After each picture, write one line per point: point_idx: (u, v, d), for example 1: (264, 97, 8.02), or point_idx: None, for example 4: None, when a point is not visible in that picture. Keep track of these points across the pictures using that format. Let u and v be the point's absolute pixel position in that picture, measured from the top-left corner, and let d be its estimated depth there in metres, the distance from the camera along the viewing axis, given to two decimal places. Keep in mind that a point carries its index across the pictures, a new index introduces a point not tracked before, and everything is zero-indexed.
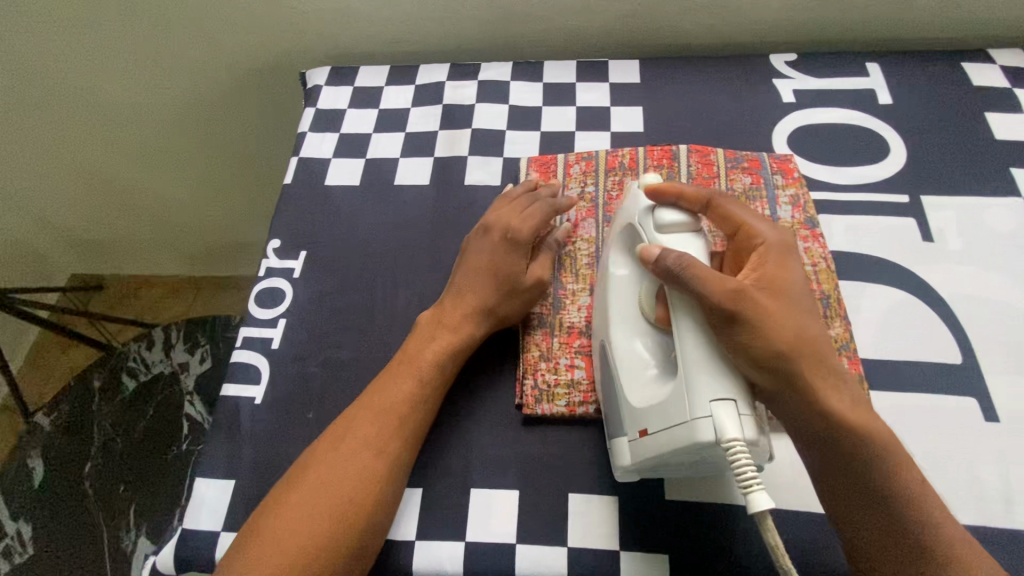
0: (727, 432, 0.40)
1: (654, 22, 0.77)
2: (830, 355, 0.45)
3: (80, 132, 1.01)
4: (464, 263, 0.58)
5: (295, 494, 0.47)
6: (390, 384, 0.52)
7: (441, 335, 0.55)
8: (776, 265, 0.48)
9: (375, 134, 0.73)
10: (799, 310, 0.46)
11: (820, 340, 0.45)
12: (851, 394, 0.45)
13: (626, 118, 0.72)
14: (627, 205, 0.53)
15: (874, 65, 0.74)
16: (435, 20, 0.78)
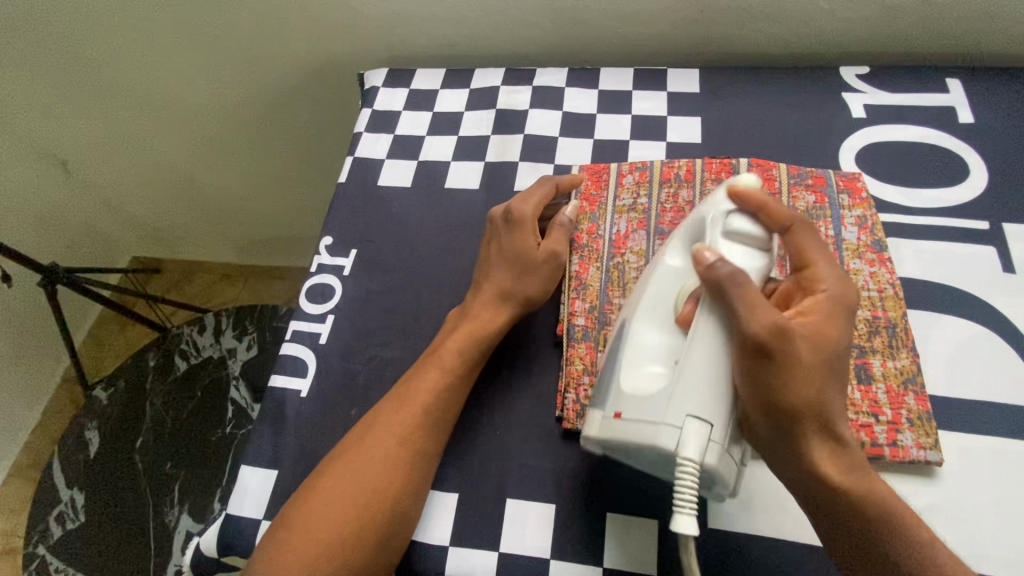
0: (687, 449, 0.40)
1: (719, 30, 0.75)
2: (847, 425, 0.42)
3: (148, 123, 1.06)
4: (495, 261, 0.58)
5: (325, 485, 0.48)
6: (418, 378, 0.53)
7: (466, 327, 0.55)
8: (828, 320, 0.43)
9: (429, 136, 0.74)
10: (842, 368, 0.42)
11: (842, 403, 0.42)
12: (856, 459, 0.42)
13: (683, 128, 0.70)
14: (701, 202, 0.50)
15: (954, 81, 0.69)
16: (491, 21, 0.78)
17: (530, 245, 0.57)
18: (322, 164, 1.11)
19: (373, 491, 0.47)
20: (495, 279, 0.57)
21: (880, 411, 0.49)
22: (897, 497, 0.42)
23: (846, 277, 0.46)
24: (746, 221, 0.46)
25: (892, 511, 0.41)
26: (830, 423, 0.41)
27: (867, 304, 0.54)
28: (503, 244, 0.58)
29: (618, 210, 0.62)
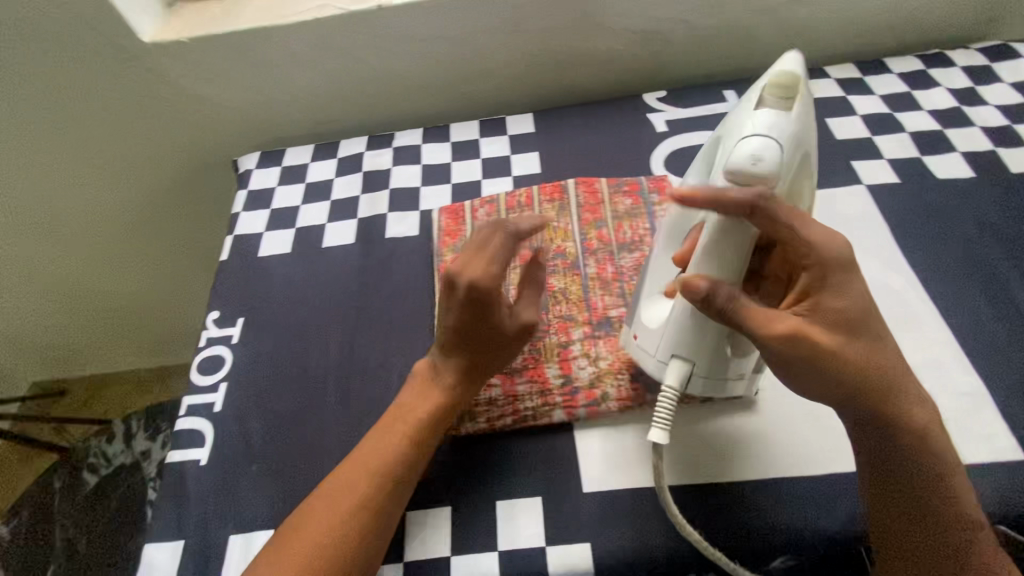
0: (669, 381, 0.49)
1: (542, 78, 0.88)
2: (894, 392, 0.45)
3: (25, 243, 1.05)
4: (453, 334, 0.54)
5: (289, 547, 0.47)
6: (382, 444, 0.52)
7: (431, 399, 0.54)
8: (840, 300, 0.44)
9: (302, 204, 0.80)
10: (859, 333, 0.45)
11: (886, 374, 0.45)
12: (912, 424, 0.45)
13: (524, 163, 0.81)
14: (728, 135, 0.47)
15: (731, 92, 0.85)
16: (347, 97, 0.89)
17: (502, 318, 0.54)
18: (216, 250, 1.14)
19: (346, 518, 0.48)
20: (459, 357, 0.55)
21: None
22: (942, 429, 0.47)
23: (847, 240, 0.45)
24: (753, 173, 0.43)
25: (945, 457, 0.45)
26: (871, 388, 0.45)
27: None
28: (452, 320, 0.53)
29: None
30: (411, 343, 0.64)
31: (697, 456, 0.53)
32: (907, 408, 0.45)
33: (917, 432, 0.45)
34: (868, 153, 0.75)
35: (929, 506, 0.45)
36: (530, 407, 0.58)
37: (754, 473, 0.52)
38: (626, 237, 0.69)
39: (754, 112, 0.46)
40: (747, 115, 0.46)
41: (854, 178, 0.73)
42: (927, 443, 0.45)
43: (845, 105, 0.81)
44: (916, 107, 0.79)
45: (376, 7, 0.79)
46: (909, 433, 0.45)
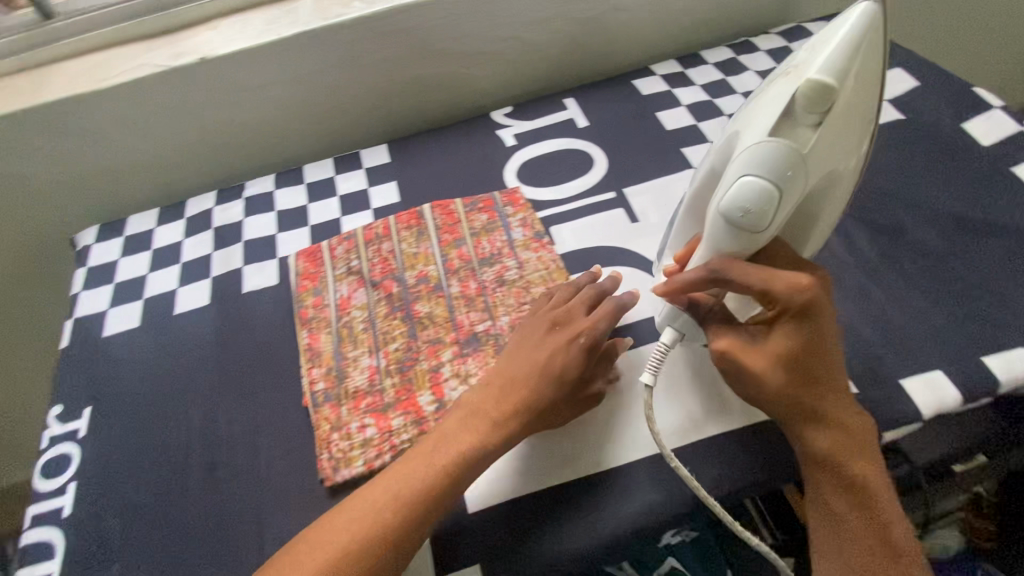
0: (665, 336, 0.55)
1: (390, 109, 0.89)
2: (837, 412, 0.49)
3: None
4: (526, 369, 0.56)
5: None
6: (399, 467, 0.51)
7: (478, 428, 0.53)
8: (797, 331, 0.48)
9: (150, 273, 0.75)
10: (806, 364, 0.48)
11: (831, 396, 0.49)
12: (851, 440, 0.49)
13: (382, 194, 0.81)
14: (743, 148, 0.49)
15: (570, 99, 0.90)
16: (190, 154, 0.85)
17: (570, 355, 0.56)
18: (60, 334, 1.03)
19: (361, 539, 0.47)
20: (510, 392, 0.54)
21: None
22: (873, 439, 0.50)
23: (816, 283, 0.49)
24: (750, 199, 0.47)
25: (872, 470, 0.48)
26: (812, 411, 0.49)
27: (541, 282, 0.68)
28: (525, 350, 0.57)
29: (338, 278, 0.70)
30: (278, 397, 0.62)
31: (566, 456, 0.57)
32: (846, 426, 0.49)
33: (858, 447, 0.49)
34: (695, 139, 0.82)
35: (858, 514, 0.47)
36: (406, 439, 0.57)
37: (625, 458, 0.56)
38: (485, 252, 0.71)
39: (772, 134, 0.47)
40: (766, 132, 0.47)
41: (686, 164, 0.79)
42: (857, 457, 0.48)
43: (671, 98, 0.88)
44: (731, 91, 0.87)
45: (200, 60, 0.77)
46: (841, 446, 0.48)
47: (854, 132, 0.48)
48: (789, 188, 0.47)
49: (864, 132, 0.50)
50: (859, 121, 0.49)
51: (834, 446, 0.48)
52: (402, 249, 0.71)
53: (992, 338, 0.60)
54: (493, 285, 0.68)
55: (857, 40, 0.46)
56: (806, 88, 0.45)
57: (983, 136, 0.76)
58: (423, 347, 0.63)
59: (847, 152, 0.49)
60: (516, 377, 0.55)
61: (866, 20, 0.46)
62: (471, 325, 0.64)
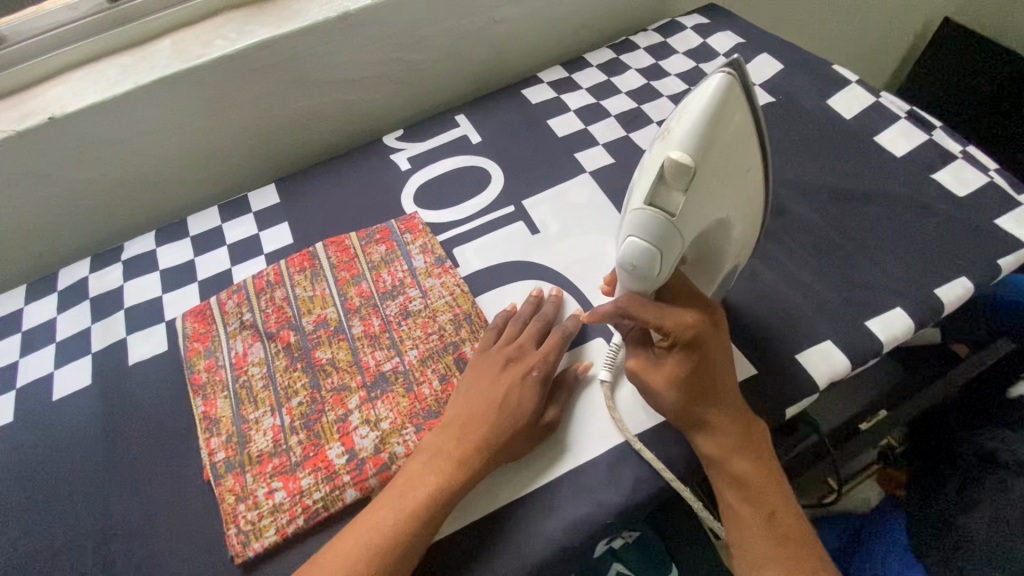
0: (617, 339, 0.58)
1: (276, 146, 0.86)
2: (730, 419, 0.51)
3: None
4: (475, 405, 0.55)
5: None
6: (366, 518, 0.50)
7: (439, 469, 0.52)
8: (681, 354, 0.50)
9: (22, 358, 0.69)
10: (697, 384, 0.50)
11: (722, 406, 0.51)
12: (744, 443, 0.51)
13: (275, 237, 0.78)
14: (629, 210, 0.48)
15: (461, 116, 0.89)
16: (57, 220, 0.78)
17: (523, 390, 0.55)
18: None
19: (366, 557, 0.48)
20: (465, 431, 0.53)
21: None
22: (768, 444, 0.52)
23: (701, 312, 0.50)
24: (636, 261, 0.47)
25: (765, 472, 0.50)
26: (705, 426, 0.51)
27: (446, 308, 0.67)
28: (473, 385, 0.57)
29: (231, 336, 0.66)
30: (179, 475, 0.58)
31: (482, 489, 0.55)
32: (739, 435, 0.51)
33: (752, 456, 0.50)
34: (586, 143, 0.83)
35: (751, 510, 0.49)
36: (319, 498, 0.54)
37: (546, 475, 0.55)
38: (387, 286, 0.69)
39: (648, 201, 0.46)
40: (642, 199, 0.46)
41: (579, 168, 0.80)
42: (748, 459, 0.50)
43: (560, 104, 0.88)
44: (616, 91, 0.89)
45: (48, 120, 0.70)
46: (735, 452, 0.50)
47: (733, 184, 0.47)
48: (671, 247, 0.46)
49: (752, 178, 0.49)
50: (744, 171, 0.48)
51: (726, 451, 0.50)
52: (296, 294, 0.68)
53: (873, 302, 0.64)
54: (398, 319, 0.66)
55: (728, 97, 0.44)
56: (673, 156, 0.43)
57: (846, 111, 0.81)
58: (328, 396, 0.61)
59: (735, 200, 0.48)
60: (473, 414, 0.54)
61: (730, 77, 0.44)
62: (377, 365, 0.63)
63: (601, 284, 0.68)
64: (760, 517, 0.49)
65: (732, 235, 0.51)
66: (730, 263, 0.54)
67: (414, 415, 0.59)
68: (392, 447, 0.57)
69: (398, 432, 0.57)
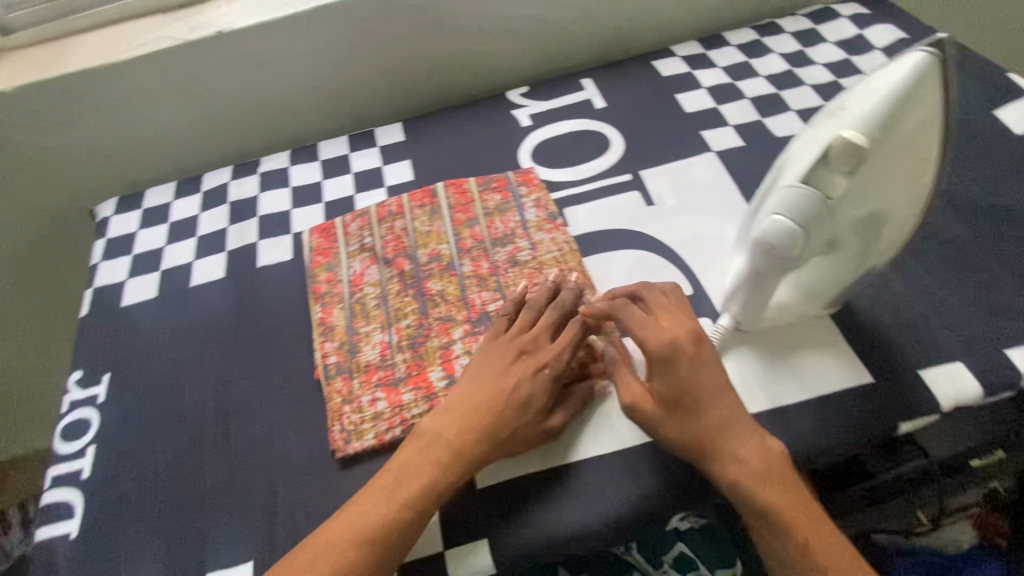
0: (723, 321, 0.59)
1: (406, 87, 0.89)
2: (742, 445, 0.49)
3: None
4: (480, 391, 0.54)
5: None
6: (373, 490, 0.50)
7: (439, 456, 0.51)
8: (668, 378, 0.51)
9: (167, 245, 0.76)
10: (702, 405, 0.50)
11: (727, 434, 0.49)
12: (767, 468, 0.48)
13: (397, 172, 0.81)
14: (779, 185, 0.46)
15: (588, 79, 0.88)
16: (208, 127, 0.86)
17: (532, 385, 0.54)
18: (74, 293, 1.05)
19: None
20: (467, 418, 0.53)
21: None
22: (789, 456, 0.50)
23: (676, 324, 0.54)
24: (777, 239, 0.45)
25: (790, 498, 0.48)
26: (722, 454, 0.49)
27: (554, 263, 0.67)
28: (481, 371, 0.56)
29: (351, 255, 0.70)
30: (293, 369, 0.63)
31: (570, 444, 0.56)
32: (757, 456, 0.49)
33: (778, 481, 0.48)
34: (714, 123, 0.80)
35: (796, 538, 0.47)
36: (417, 413, 0.58)
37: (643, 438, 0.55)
38: (498, 234, 0.70)
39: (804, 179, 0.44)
40: (798, 176, 0.44)
41: (705, 147, 0.77)
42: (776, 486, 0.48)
43: (691, 80, 0.86)
44: (753, 74, 0.85)
45: (216, 34, 0.77)
46: (757, 476, 0.48)
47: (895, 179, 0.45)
48: (818, 231, 0.45)
49: (917, 178, 0.46)
50: (911, 167, 0.45)
51: (746, 476, 0.48)
52: (414, 227, 0.71)
53: (1018, 331, 0.59)
54: (505, 266, 0.68)
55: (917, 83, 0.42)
56: (847, 135, 0.41)
57: (1016, 124, 0.74)
58: (434, 325, 0.64)
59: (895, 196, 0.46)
60: (472, 404, 0.53)
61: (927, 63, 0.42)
62: (483, 305, 0.65)
63: (714, 263, 0.66)
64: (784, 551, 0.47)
65: (879, 236, 0.49)
66: (864, 268, 0.52)
67: None
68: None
69: None
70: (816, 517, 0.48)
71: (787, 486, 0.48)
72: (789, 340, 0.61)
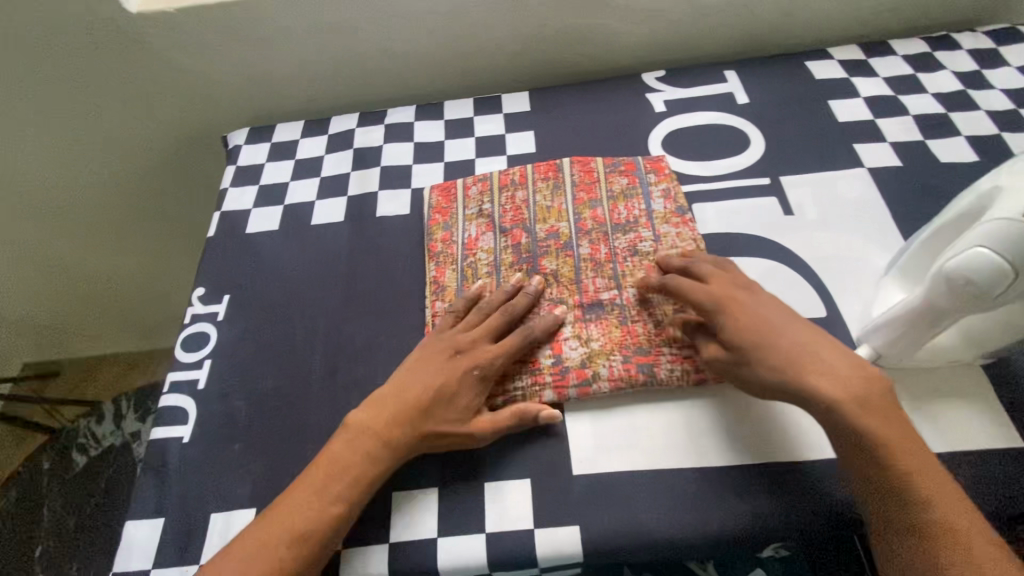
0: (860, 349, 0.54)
1: (539, 57, 0.87)
2: (830, 377, 0.47)
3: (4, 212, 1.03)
4: (412, 383, 0.54)
5: (240, 542, 0.48)
6: (315, 473, 0.50)
7: (370, 448, 0.51)
8: (728, 322, 0.51)
9: (292, 182, 0.79)
10: (778, 338, 0.49)
11: (808, 369, 0.48)
12: (863, 398, 0.46)
13: (520, 142, 0.80)
14: (993, 220, 0.44)
15: (731, 72, 0.83)
16: (341, 72, 0.87)
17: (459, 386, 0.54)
18: (193, 212, 1.13)
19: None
20: (398, 409, 0.52)
21: None
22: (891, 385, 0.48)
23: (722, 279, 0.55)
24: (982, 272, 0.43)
25: (891, 427, 0.46)
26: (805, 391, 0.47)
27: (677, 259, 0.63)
28: (418, 367, 0.56)
29: (468, 218, 0.70)
30: (402, 320, 0.64)
31: (672, 448, 0.53)
32: (857, 380, 0.47)
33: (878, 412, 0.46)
34: (870, 136, 0.73)
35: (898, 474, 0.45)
36: (519, 387, 0.57)
37: (752, 459, 0.52)
38: (620, 220, 0.67)
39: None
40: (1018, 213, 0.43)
41: (856, 162, 0.71)
42: (874, 416, 0.46)
43: (847, 87, 0.79)
44: (920, 90, 0.77)
45: None
46: (856, 404, 0.46)
47: None
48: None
49: None
50: None
51: (848, 402, 0.46)
52: (535, 200, 0.70)
53: None
54: (624, 253, 0.64)
55: None
56: None
57: None
58: (545, 303, 0.62)
59: None
60: (405, 395, 0.53)
61: None
62: (597, 291, 0.62)
63: (855, 288, 0.61)
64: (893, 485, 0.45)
65: None
66: None
67: (625, 347, 0.57)
68: (595, 368, 0.57)
69: (606, 356, 0.57)
70: (921, 452, 0.46)
71: (887, 418, 0.46)
72: (934, 388, 0.55)
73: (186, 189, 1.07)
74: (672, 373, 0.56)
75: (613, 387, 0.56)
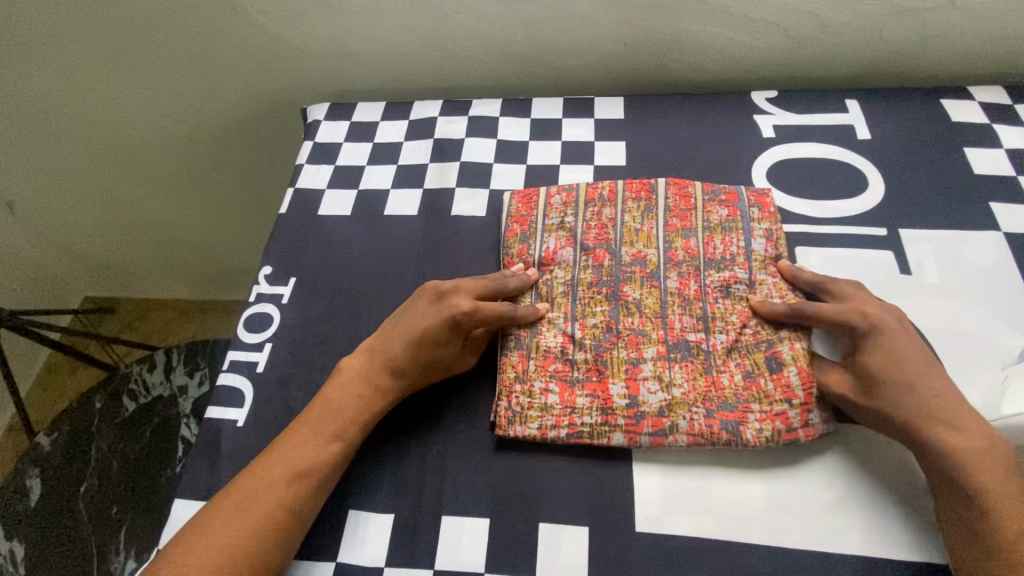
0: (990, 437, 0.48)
1: (640, 61, 0.81)
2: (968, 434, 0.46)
3: (89, 149, 1.06)
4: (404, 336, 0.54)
5: (236, 491, 0.48)
6: (304, 430, 0.51)
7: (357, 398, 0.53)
8: (878, 355, 0.49)
9: (368, 166, 0.76)
10: (922, 379, 0.48)
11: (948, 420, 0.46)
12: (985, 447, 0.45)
13: (610, 152, 0.74)
14: None
15: (853, 102, 0.75)
16: (430, 55, 0.84)
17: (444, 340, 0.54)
18: (262, 178, 1.13)
19: (236, 564, 0.44)
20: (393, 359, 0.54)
21: (793, 394, 0.52)
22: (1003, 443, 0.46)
23: (886, 310, 0.52)
24: None
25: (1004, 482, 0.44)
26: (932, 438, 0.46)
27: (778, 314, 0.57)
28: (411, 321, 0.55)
29: (548, 230, 0.65)
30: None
31: (744, 517, 0.49)
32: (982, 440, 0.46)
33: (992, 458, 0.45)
34: (1010, 195, 0.65)
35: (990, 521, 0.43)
36: (588, 423, 0.53)
37: (834, 547, 0.47)
38: (715, 255, 0.61)
39: None
40: None
41: (990, 223, 0.63)
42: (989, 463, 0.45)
43: (988, 134, 0.70)
44: None
45: None
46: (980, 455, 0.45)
47: None
48: None
49: None
50: None
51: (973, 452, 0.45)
52: (623, 220, 0.65)
53: None
54: (715, 294, 0.59)
55: None
56: None
57: None
58: (625, 334, 0.57)
59: None
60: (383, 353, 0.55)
61: None
62: (682, 331, 0.57)
63: (972, 371, 0.54)
64: (996, 538, 0.42)
65: None
66: None
67: (708, 400, 0.53)
68: (670, 418, 0.52)
69: (687, 408, 0.52)
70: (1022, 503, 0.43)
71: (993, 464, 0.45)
72: None
73: (259, 152, 1.07)
74: (759, 436, 0.51)
75: (690, 439, 0.51)
